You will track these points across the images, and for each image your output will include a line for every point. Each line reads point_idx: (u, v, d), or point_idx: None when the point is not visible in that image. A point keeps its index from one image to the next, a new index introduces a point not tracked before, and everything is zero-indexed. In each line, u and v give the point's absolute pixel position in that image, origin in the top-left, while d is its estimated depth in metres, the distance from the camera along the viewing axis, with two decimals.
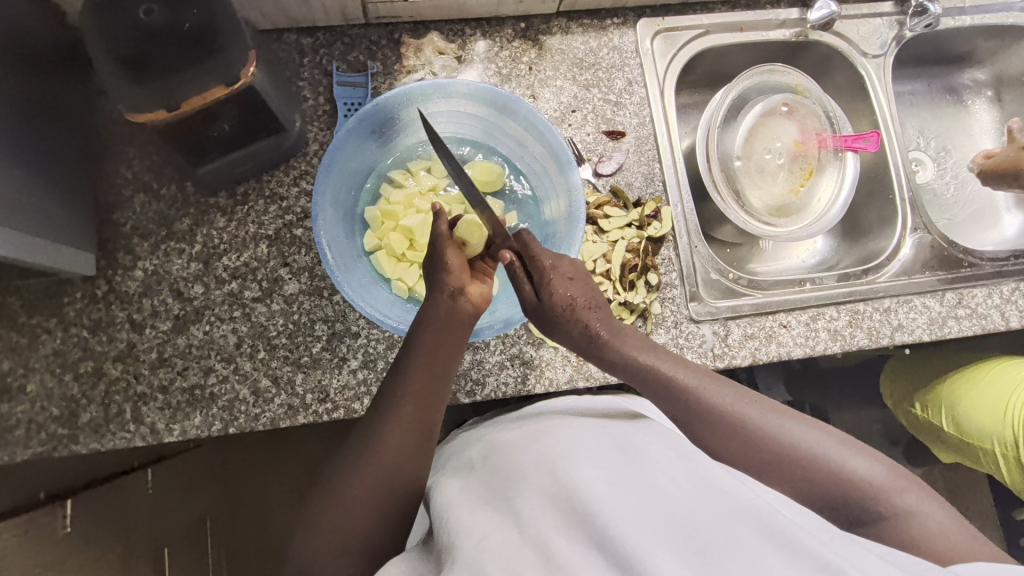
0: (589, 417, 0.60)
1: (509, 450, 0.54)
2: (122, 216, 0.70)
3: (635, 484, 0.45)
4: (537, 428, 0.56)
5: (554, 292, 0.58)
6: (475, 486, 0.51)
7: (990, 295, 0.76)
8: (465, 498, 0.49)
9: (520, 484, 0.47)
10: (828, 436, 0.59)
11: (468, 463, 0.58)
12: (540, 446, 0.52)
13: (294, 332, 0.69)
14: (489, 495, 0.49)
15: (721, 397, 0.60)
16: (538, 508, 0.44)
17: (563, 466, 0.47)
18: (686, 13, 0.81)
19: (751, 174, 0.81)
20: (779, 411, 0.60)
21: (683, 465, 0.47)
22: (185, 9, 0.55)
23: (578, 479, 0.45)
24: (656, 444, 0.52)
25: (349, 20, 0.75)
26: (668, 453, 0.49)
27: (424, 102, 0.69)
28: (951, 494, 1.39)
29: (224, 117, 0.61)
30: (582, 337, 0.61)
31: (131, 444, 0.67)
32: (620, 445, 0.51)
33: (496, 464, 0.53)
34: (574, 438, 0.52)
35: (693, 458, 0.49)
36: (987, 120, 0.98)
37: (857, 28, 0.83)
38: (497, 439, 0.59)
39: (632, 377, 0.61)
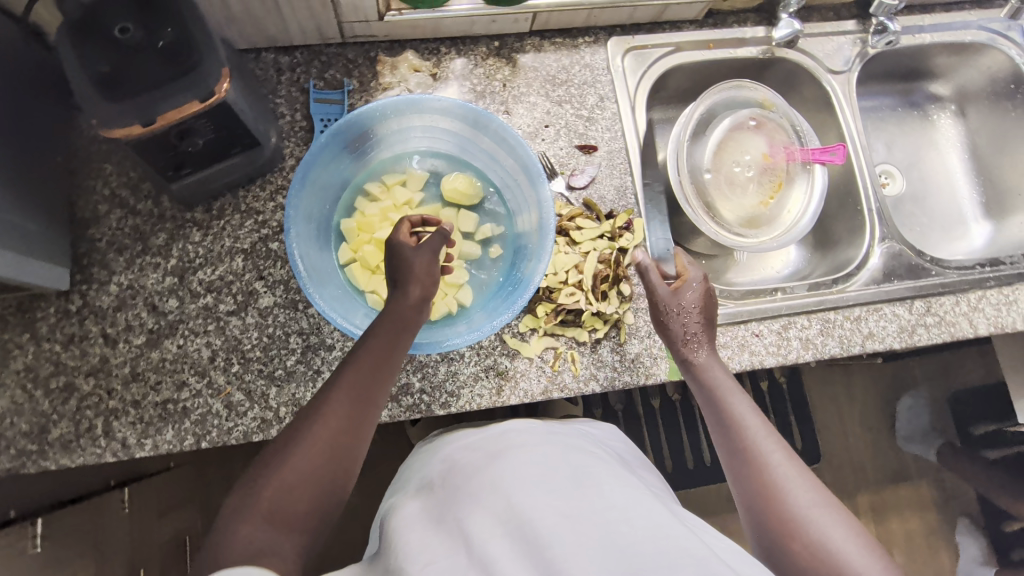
0: (554, 437, 0.60)
1: (469, 471, 0.55)
2: (99, 231, 0.71)
3: (585, 514, 0.46)
4: (499, 446, 0.57)
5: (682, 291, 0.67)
6: (433, 507, 0.53)
7: (958, 302, 0.78)
8: (419, 518, 0.52)
9: (475, 505, 0.49)
10: (852, 533, 0.52)
11: (428, 484, 0.59)
12: (501, 466, 0.53)
13: (267, 346, 0.69)
14: (445, 514, 0.51)
15: (754, 431, 0.59)
16: (489, 533, 0.46)
17: (519, 493, 0.48)
18: (655, 31, 0.83)
19: (721, 186, 0.83)
20: (809, 479, 0.56)
21: (634, 503, 0.48)
22: (159, 27, 0.57)
23: (530, 508, 0.46)
24: (611, 478, 0.52)
25: (326, 39, 0.77)
26: (621, 488, 0.50)
27: (399, 115, 0.71)
28: (942, 503, 1.38)
29: (199, 132, 0.62)
30: (681, 338, 0.66)
31: (101, 460, 0.66)
32: (576, 471, 0.52)
33: (454, 484, 0.54)
34: (533, 462, 0.53)
35: (643, 498, 0.50)
36: (953, 134, 1.00)
37: (821, 45, 0.86)
38: (459, 457, 0.60)
39: (707, 403, 0.63)
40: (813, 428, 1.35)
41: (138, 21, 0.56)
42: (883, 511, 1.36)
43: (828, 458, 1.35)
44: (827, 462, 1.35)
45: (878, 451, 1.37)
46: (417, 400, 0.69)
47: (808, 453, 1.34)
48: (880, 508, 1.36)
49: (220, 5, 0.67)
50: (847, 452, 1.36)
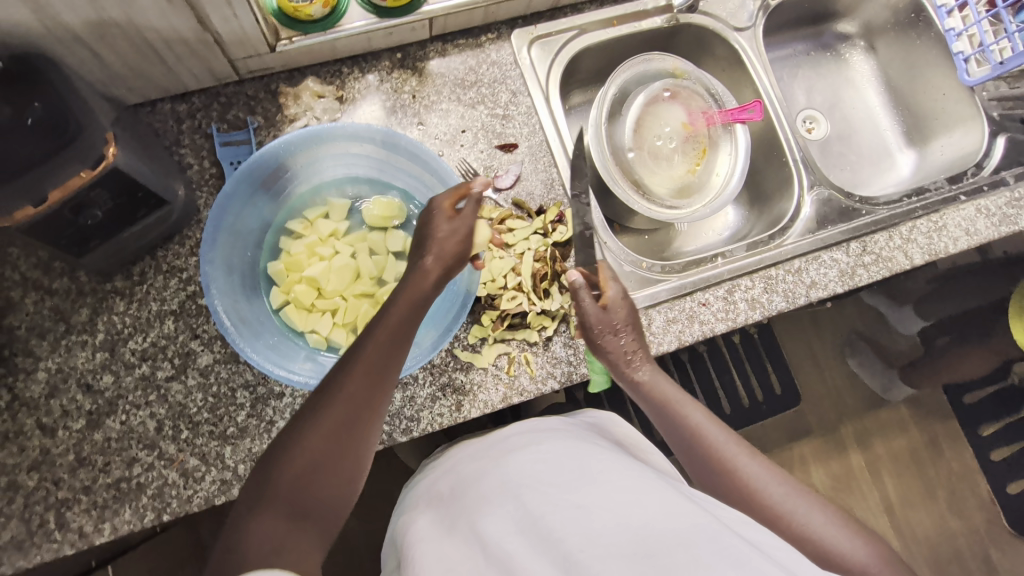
0: (553, 430, 0.62)
1: (475, 479, 0.56)
2: (16, 318, 0.67)
3: (595, 504, 0.47)
4: (501, 450, 0.59)
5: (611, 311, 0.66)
6: (446, 518, 0.55)
7: (891, 237, 0.79)
8: (435, 532, 0.53)
9: (487, 507, 0.50)
10: (800, 495, 0.58)
11: (439, 496, 0.60)
12: (510, 466, 0.54)
13: (215, 405, 0.67)
14: (460, 523, 0.52)
15: (693, 417, 0.64)
16: (504, 534, 0.47)
17: (528, 492, 0.49)
18: (557, 17, 0.82)
19: (647, 161, 0.83)
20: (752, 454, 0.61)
21: (638, 483, 0.50)
22: (27, 102, 0.55)
23: (543, 506, 0.47)
24: (616, 464, 0.53)
25: (221, 80, 0.74)
26: (626, 472, 0.51)
27: (307, 148, 0.69)
28: (921, 424, 1.41)
29: (97, 203, 0.60)
30: (620, 356, 0.66)
31: (61, 554, 0.63)
32: (582, 463, 0.53)
33: (464, 494, 0.55)
34: (539, 458, 0.54)
35: (648, 478, 0.51)
36: (867, 69, 1.01)
37: (723, 5, 0.86)
38: (464, 467, 0.61)
39: (656, 409, 0.66)
40: (788, 375, 1.38)
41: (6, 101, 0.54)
42: (867, 439, 1.40)
43: (807, 398, 1.38)
44: (806, 403, 1.38)
45: (853, 383, 1.41)
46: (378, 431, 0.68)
47: (787, 397, 1.37)
48: (864, 436, 1.40)
49: (96, 64, 0.64)
50: (825, 390, 1.39)
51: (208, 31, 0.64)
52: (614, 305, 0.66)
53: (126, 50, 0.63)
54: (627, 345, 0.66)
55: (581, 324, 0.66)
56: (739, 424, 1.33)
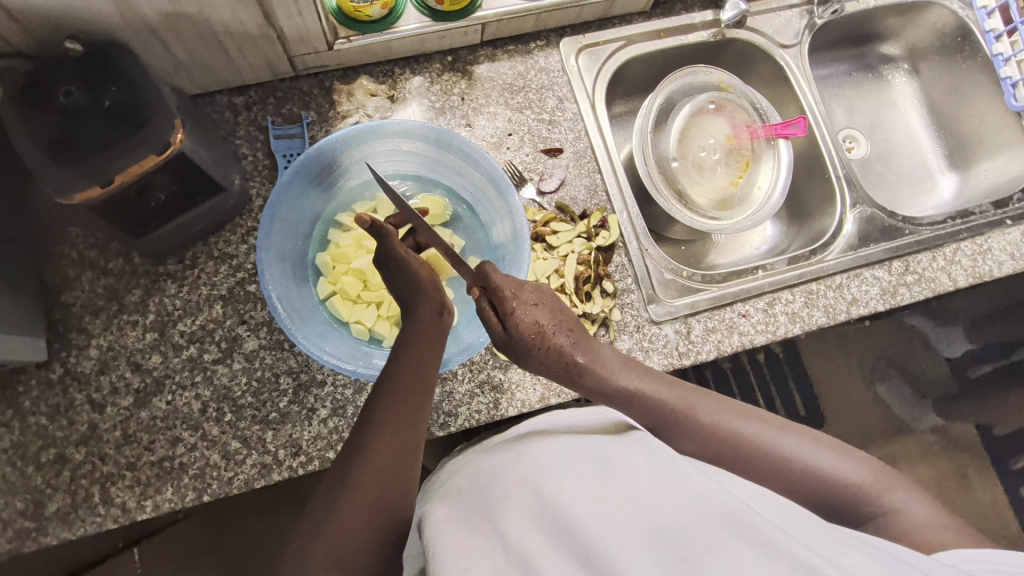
0: (571, 429, 0.59)
1: (492, 474, 0.54)
2: (72, 296, 0.69)
3: (615, 494, 0.45)
4: (519, 449, 0.57)
5: (519, 320, 0.59)
6: (460, 509, 0.51)
7: (934, 258, 0.79)
8: (450, 522, 0.50)
9: (504, 503, 0.48)
10: (800, 438, 0.63)
11: (456, 489, 0.57)
12: (527, 463, 0.52)
13: (258, 390, 0.69)
14: (475, 516, 0.49)
15: (678, 397, 0.64)
16: (522, 527, 0.44)
17: (546, 484, 0.47)
18: (605, 27, 0.84)
19: (690, 172, 0.83)
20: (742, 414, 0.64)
21: (658, 474, 0.48)
22: (104, 88, 0.56)
23: (559, 495, 0.45)
24: (639, 454, 0.52)
25: (279, 75, 0.76)
26: (650, 457, 0.50)
27: (361, 143, 0.70)
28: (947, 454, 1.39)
29: (160, 187, 0.62)
30: (560, 362, 0.62)
31: (104, 528, 0.65)
32: (604, 455, 0.51)
33: (480, 487, 0.53)
34: (558, 453, 0.52)
35: (668, 465, 0.50)
36: (908, 91, 1.02)
37: (769, 22, 0.87)
38: (481, 462, 0.59)
39: (614, 400, 0.63)
40: (813, 396, 1.36)
41: (84, 86, 0.55)
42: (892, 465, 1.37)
43: (832, 421, 1.36)
44: (831, 425, 1.36)
45: (880, 408, 1.39)
46: None
47: (812, 418, 1.35)
48: (890, 463, 1.38)
49: (165, 54, 0.66)
50: (851, 413, 1.37)
51: (274, 27, 0.66)
52: (513, 300, 0.59)
53: (195, 43, 0.66)
54: (556, 342, 0.62)
55: (511, 353, 0.61)
56: None
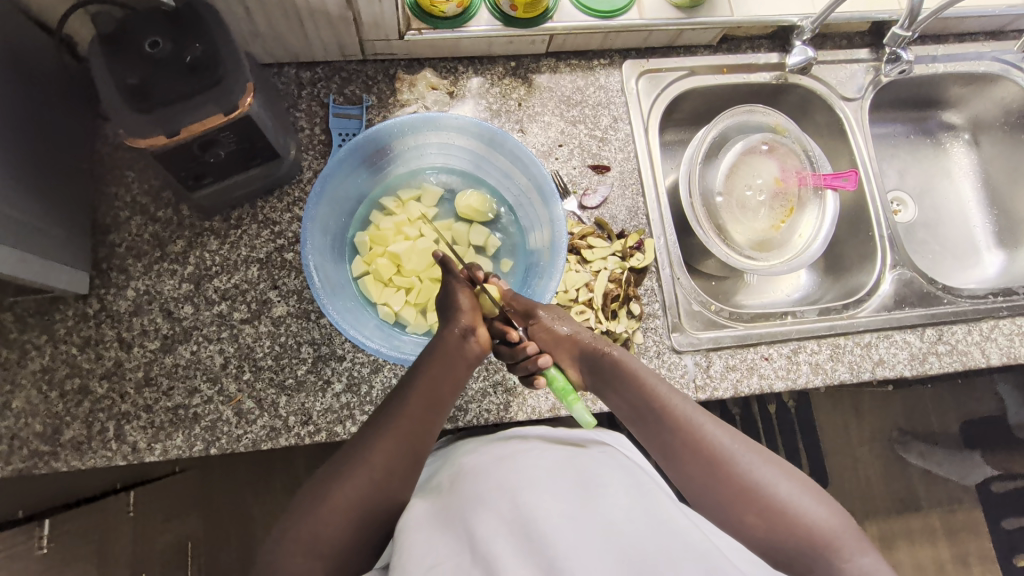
0: (562, 446, 0.59)
1: (474, 473, 0.54)
2: (118, 237, 0.72)
3: (594, 515, 0.45)
4: (507, 450, 0.57)
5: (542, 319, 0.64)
6: (440, 508, 0.52)
7: (970, 331, 0.77)
8: (428, 523, 0.50)
9: (479, 509, 0.47)
10: (798, 485, 0.58)
11: (436, 485, 0.57)
12: (509, 469, 0.52)
13: (279, 355, 0.70)
14: (449, 515, 0.50)
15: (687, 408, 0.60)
16: (493, 535, 0.45)
17: (522, 494, 0.47)
18: (670, 55, 0.85)
19: (732, 210, 0.83)
20: (747, 447, 0.59)
21: (641, 504, 0.48)
22: (189, 43, 0.59)
23: (536, 512, 0.45)
24: (621, 479, 0.52)
25: (347, 56, 0.78)
26: (634, 489, 0.50)
27: (416, 132, 0.72)
28: (950, 538, 1.34)
29: (222, 144, 0.64)
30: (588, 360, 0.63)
31: (112, 463, 0.67)
32: (585, 474, 0.51)
33: (461, 487, 0.53)
34: (541, 464, 0.53)
35: (649, 494, 0.51)
36: (964, 162, 1.00)
37: (834, 73, 0.87)
38: (467, 460, 0.59)
39: (639, 411, 0.61)
40: (820, 454, 1.33)
41: (170, 37, 0.58)
42: (892, 540, 1.33)
43: (835, 484, 1.33)
44: (834, 488, 1.33)
45: (886, 479, 1.35)
46: None
47: (815, 478, 1.32)
48: (889, 537, 1.33)
49: (247, 21, 0.69)
50: (855, 478, 1.34)
51: (352, 9, 0.68)
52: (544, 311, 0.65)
53: (276, 15, 0.68)
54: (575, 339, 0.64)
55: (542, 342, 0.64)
56: None
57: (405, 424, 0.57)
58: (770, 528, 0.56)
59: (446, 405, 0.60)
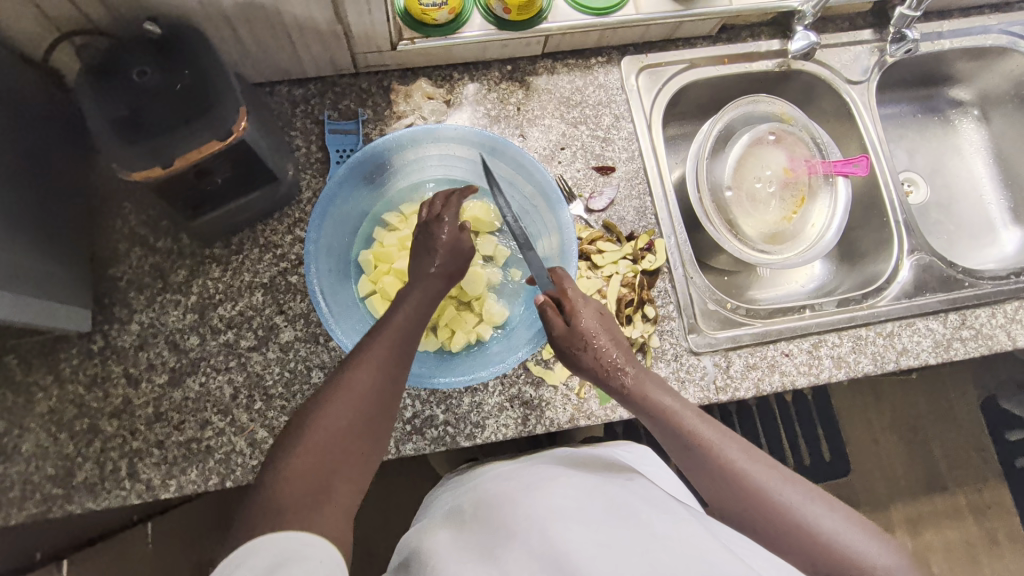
0: (587, 471, 0.58)
1: (501, 500, 0.52)
2: (119, 270, 0.70)
3: (630, 547, 0.44)
4: (532, 477, 0.55)
5: (583, 321, 0.57)
6: (466, 537, 0.51)
7: (993, 314, 0.76)
8: (457, 555, 0.49)
9: (509, 541, 0.46)
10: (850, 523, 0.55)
11: (460, 512, 0.56)
12: (538, 498, 0.50)
13: (290, 381, 0.69)
14: (478, 547, 0.48)
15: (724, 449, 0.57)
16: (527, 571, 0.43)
17: (554, 526, 0.46)
18: (669, 49, 0.82)
19: (742, 203, 0.81)
20: (793, 481, 0.57)
21: (675, 530, 0.47)
22: (177, 70, 0.57)
23: (567, 540, 0.44)
24: (652, 505, 0.51)
25: (339, 70, 0.77)
26: (666, 515, 0.49)
27: (417, 145, 0.71)
28: (978, 517, 1.32)
29: (217, 171, 0.62)
30: (605, 370, 0.59)
31: (127, 503, 0.65)
32: (615, 502, 0.50)
33: (487, 515, 0.51)
34: (569, 491, 0.51)
35: (681, 519, 0.50)
36: (974, 138, 0.98)
37: (838, 56, 0.85)
38: (490, 485, 0.58)
39: (651, 420, 0.59)
40: (841, 440, 1.32)
41: (157, 65, 0.57)
42: (919, 523, 1.31)
43: (858, 471, 1.32)
44: (857, 476, 1.31)
45: (909, 463, 1.33)
46: (442, 432, 0.68)
47: (837, 466, 1.31)
48: (915, 521, 1.31)
49: (235, 42, 0.67)
50: (878, 464, 1.32)
51: (342, 23, 0.67)
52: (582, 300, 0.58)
53: (265, 33, 0.66)
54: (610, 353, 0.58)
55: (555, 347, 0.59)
56: None
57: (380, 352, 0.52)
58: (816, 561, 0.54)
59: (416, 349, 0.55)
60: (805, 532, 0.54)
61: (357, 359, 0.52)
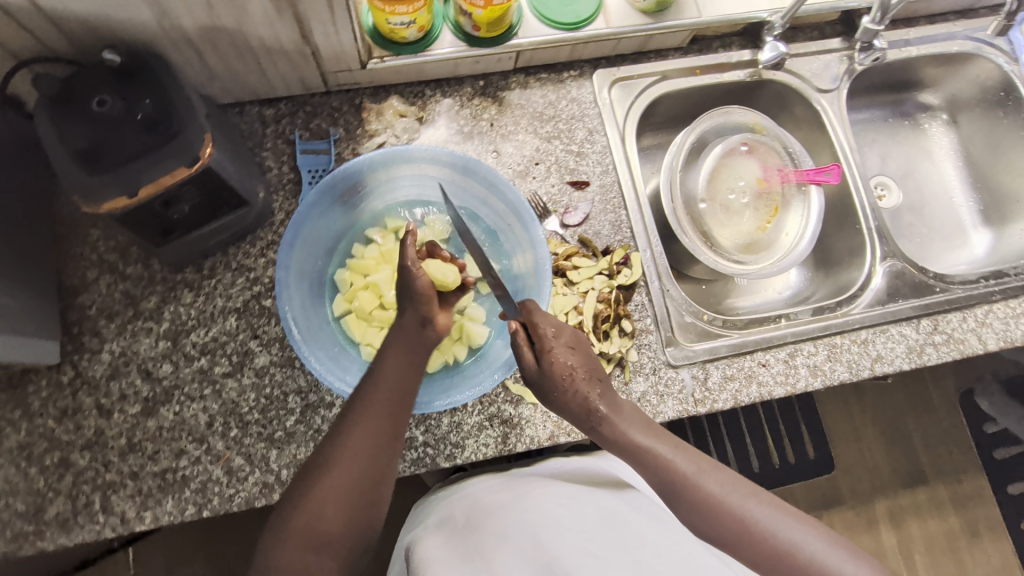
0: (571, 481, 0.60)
1: (492, 509, 0.54)
2: (88, 298, 0.69)
3: (617, 554, 0.46)
4: (522, 488, 0.57)
5: (554, 359, 0.58)
6: (458, 545, 0.52)
7: (964, 318, 0.77)
8: (448, 558, 0.50)
9: (501, 544, 0.48)
10: (815, 532, 0.57)
11: (451, 520, 0.58)
12: (529, 506, 0.52)
13: (266, 407, 0.68)
14: (471, 554, 0.49)
15: (686, 466, 0.59)
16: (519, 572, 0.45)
17: (547, 532, 0.47)
18: (641, 61, 0.83)
19: (717, 213, 0.82)
20: (758, 496, 0.59)
21: (663, 542, 0.50)
22: (139, 99, 0.56)
23: (559, 547, 0.46)
24: (637, 514, 0.53)
25: (310, 90, 0.76)
26: (652, 526, 0.51)
27: (388, 166, 0.70)
28: (960, 511, 1.35)
29: (185, 199, 0.61)
30: (580, 407, 0.59)
31: (101, 536, 0.64)
32: (606, 512, 0.52)
33: (479, 522, 0.53)
34: (559, 500, 0.53)
35: (668, 532, 0.52)
36: (944, 142, 1.00)
37: (808, 65, 0.85)
38: (480, 496, 0.59)
39: (633, 458, 0.59)
40: (824, 440, 1.33)
41: (117, 94, 0.56)
42: (902, 519, 1.33)
43: (841, 469, 1.33)
44: (841, 474, 1.33)
45: (891, 460, 1.35)
46: (421, 453, 0.68)
47: (821, 464, 1.32)
48: (898, 516, 1.33)
49: (201, 65, 0.66)
50: (861, 462, 1.34)
51: (309, 44, 0.66)
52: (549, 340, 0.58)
53: (231, 56, 0.65)
54: (583, 389, 0.59)
55: (534, 386, 0.59)
56: (767, 485, 1.28)
57: (373, 413, 0.55)
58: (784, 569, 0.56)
59: (400, 417, 0.56)
60: (768, 544, 0.56)
61: (343, 427, 0.55)
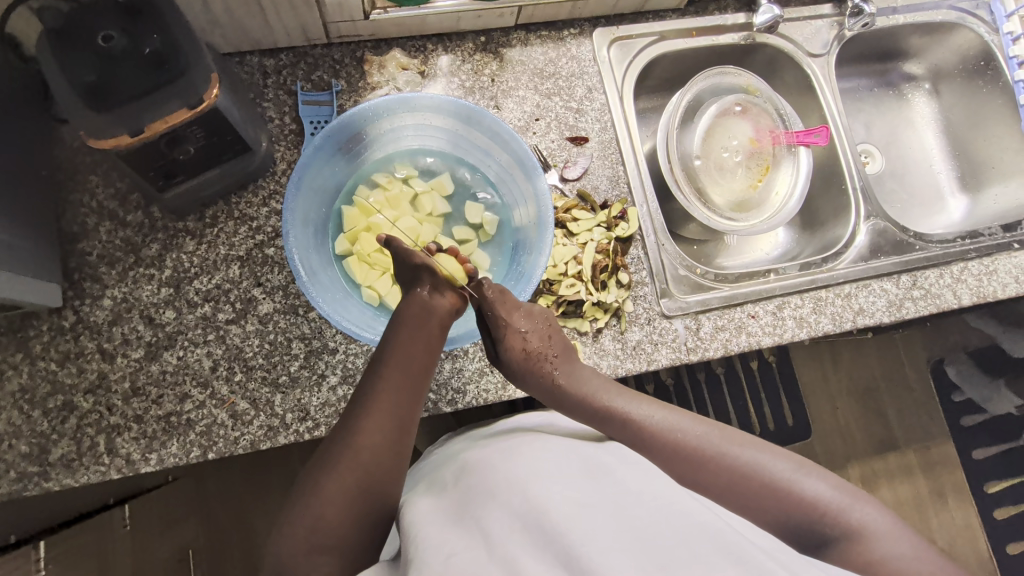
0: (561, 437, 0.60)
1: (479, 468, 0.53)
2: (88, 245, 0.69)
3: (604, 505, 0.46)
4: (508, 446, 0.57)
5: (507, 341, 0.64)
6: (447, 503, 0.51)
7: (942, 275, 0.80)
8: (436, 515, 0.49)
9: (490, 503, 0.47)
10: (797, 465, 0.61)
11: (440, 483, 0.57)
12: (515, 464, 0.51)
13: (270, 353, 0.69)
14: (461, 510, 0.49)
15: (675, 424, 0.63)
16: (506, 526, 0.44)
17: (533, 487, 0.47)
18: (639, 21, 0.84)
19: (711, 171, 0.84)
20: (746, 444, 0.63)
21: (649, 491, 0.49)
22: (145, 34, 0.55)
23: (546, 500, 0.45)
24: (623, 467, 0.53)
25: (312, 40, 0.76)
26: (638, 477, 0.51)
27: (390, 116, 0.71)
28: (928, 473, 1.41)
29: (190, 140, 0.61)
30: (539, 378, 0.64)
31: (106, 478, 0.65)
32: (591, 465, 0.53)
33: (467, 480, 0.53)
34: (544, 457, 0.53)
35: (655, 480, 0.52)
36: (925, 111, 1.03)
37: (800, 30, 0.88)
38: (470, 456, 0.59)
39: (594, 420, 0.64)
40: (802, 405, 1.38)
41: (122, 28, 0.55)
42: (873, 481, 1.39)
43: (819, 433, 1.39)
44: (818, 437, 1.38)
45: (865, 424, 1.41)
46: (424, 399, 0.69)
47: (800, 428, 1.37)
48: (870, 478, 1.40)
49: (203, 7, 0.66)
50: (837, 426, 1.40)
51: None
52: (502, 322, 0.64)
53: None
54: (540, 362, 0.65)
55: (499, 366, 0.66)
56: None
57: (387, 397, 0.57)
58: (772, 504, 0.59)
59: (412, 403, 0.58)
60: (757, 483, 0.60)
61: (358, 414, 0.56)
